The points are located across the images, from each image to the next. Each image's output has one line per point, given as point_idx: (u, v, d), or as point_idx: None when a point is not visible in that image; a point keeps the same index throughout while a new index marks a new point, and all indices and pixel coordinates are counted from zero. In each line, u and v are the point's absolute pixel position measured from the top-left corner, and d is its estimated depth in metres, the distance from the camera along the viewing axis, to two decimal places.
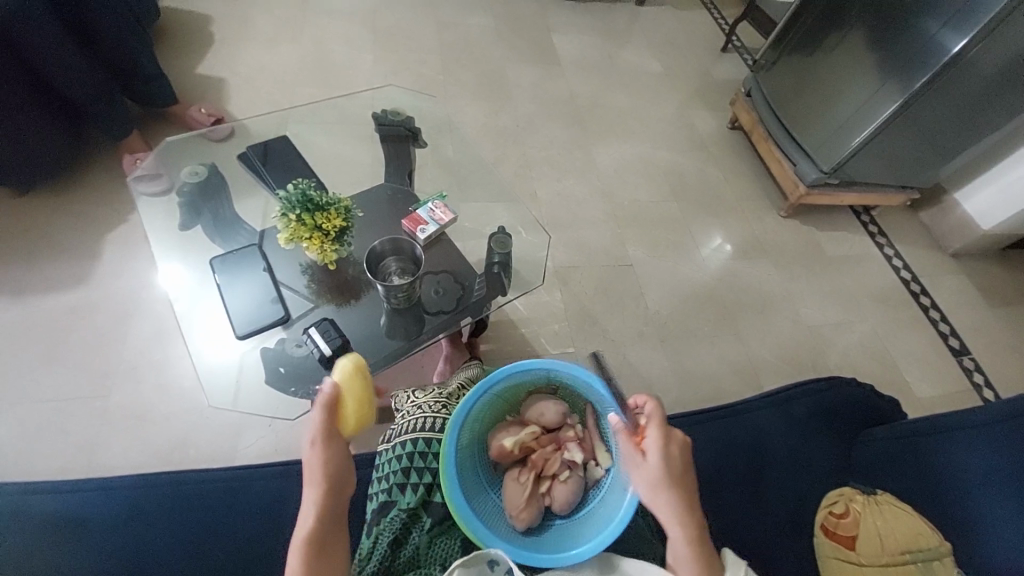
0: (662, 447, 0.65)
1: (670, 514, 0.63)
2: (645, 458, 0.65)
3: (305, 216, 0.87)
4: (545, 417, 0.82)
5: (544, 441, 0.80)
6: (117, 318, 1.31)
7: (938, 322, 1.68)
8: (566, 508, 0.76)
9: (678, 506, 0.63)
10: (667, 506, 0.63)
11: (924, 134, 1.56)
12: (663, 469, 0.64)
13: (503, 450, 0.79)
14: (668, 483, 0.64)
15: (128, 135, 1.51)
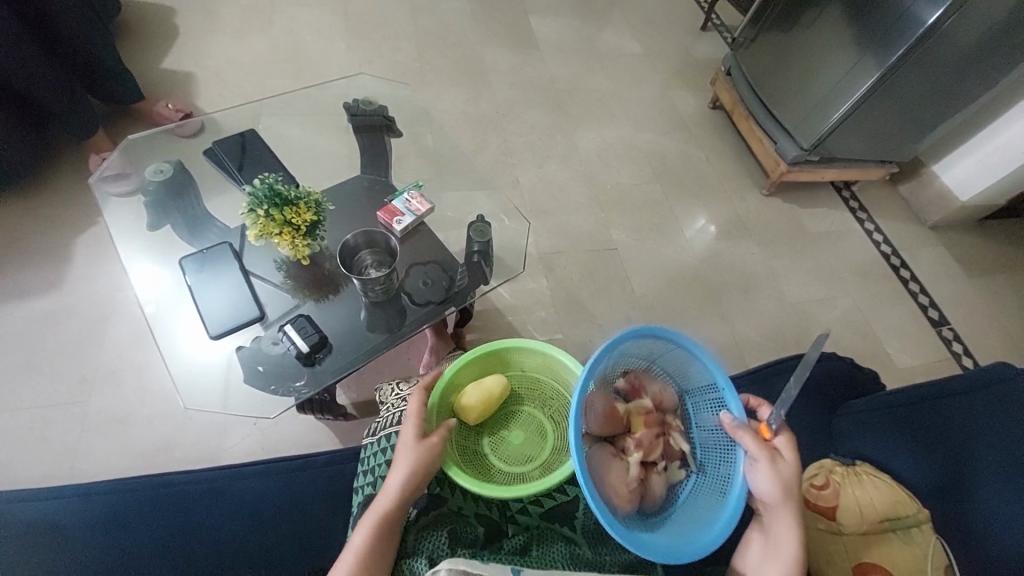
0: (791, 453, 0.72)
1: (791, 520, 0.69)
2: (781, 457, 0.71)
3: (273, 211, 0.85)
4: (658, 396, 0.81)
5: (650, 420, 0.79)
6: (92, 322, 1.28)
7: (918, 294, 1.71)
8: (652, 504, 0.76)
9: (796, 514, 0.69)
10: (793, 508, 0.69)
11: (902, 108, 1.57)
12: (790, 472, 0.70)
13: (611, 420, 0.77)
14: (793, 489, 0.70)
15: (94, 134, 1.46)
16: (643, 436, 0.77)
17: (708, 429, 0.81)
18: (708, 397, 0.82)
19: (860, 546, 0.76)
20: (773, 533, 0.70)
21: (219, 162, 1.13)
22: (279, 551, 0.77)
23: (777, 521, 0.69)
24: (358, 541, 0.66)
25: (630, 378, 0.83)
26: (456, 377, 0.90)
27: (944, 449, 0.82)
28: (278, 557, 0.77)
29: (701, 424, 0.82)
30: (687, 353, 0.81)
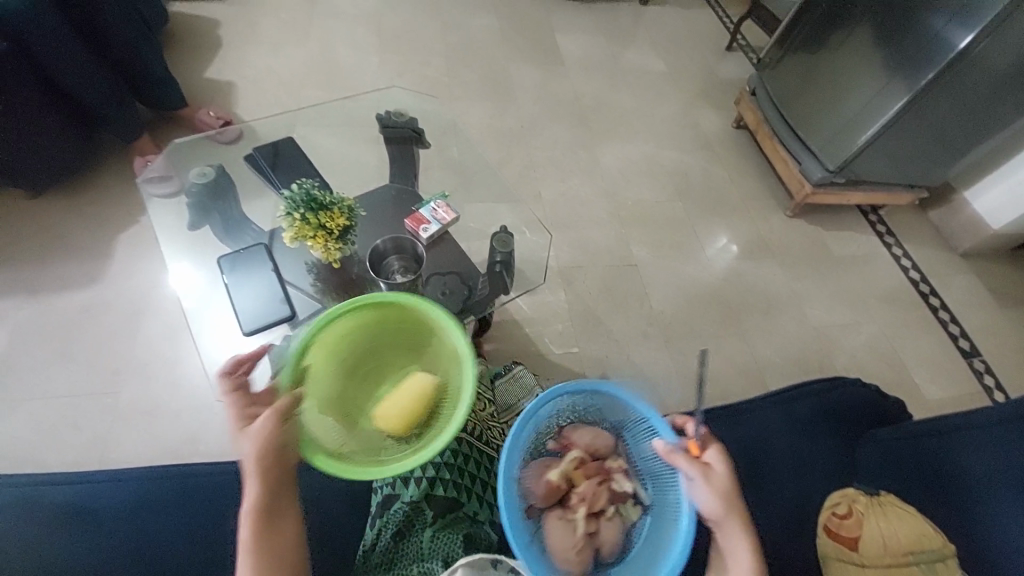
0: (722, 460, 0.70)
1: (739, 535, 0.67)
2: (711, 470, 0.69)
3: (309, 215, 0.88)
4: (590, 442, 0.79)
5: (588, 471, 0.78)
6: (127, 316, 1.33)
7: (947, 323, 1.66)
8: (614, 553, 0.73)
9: (745, 526, 0.67)
10: (734, 517, 0.67)
11: (932, 132, 1.54)
12: (726, 482, 0.68)
13: (549, 487, 0.75)
14: (733, 498, 0.68)
15: (139, 138, 1.54)
16: (587, 490, 0.76)
17: (646, 456, 0.79)
18: (638, 427, 0.79)
19: None
20: (727, 552, 0.67)
21: (258, 168, 1.18)
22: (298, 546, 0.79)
23: (726, 536, 0.67)
24: (241, 545, 0.63)
25: (559, 434, 0.81)
26: (320, 357, 0.78)
27: (956, 476, 0.82)
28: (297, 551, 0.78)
29: (646, 456, 0.79)
30: (612, 400, 0.79)
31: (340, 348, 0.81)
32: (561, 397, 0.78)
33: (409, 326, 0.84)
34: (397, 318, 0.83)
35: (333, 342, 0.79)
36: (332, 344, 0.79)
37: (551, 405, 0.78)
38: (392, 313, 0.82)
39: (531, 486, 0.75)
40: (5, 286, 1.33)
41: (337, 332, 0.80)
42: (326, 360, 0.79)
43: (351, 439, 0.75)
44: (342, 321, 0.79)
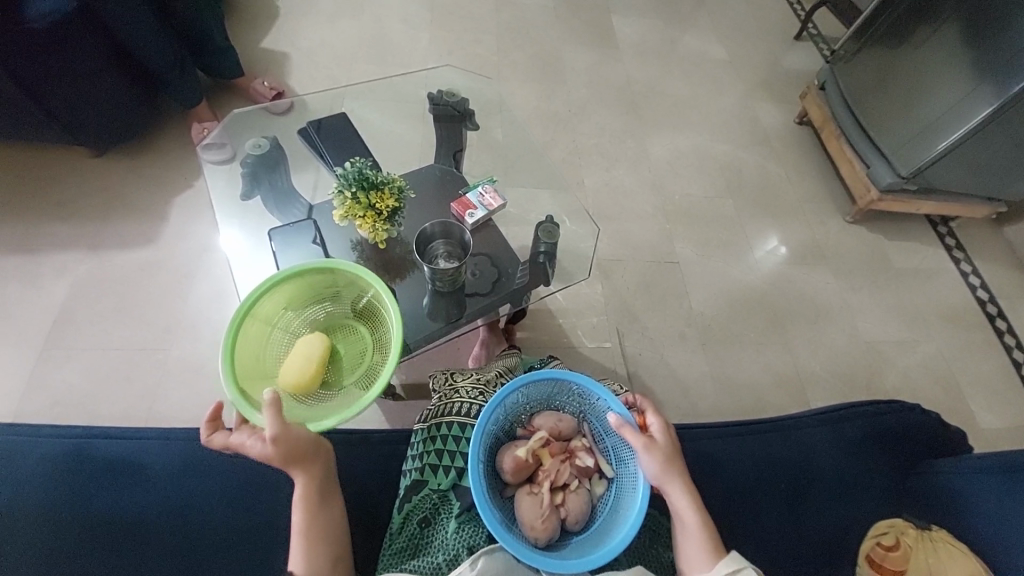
0: (664, 430, 0.71)
1: (683, 497, 0.67)
2: (659, 440, 0.70)
3: (360, 194, 0.88)
4: (554, 424, 0.77)
5: (554, 449, 0.75)
6: (179, 277, 1.39)
7: (1013, 349, 1.53)
8: (579, 522, 0.72)
9: (687, 488, 0.67)
10: (681, 485, 0.67)
11: (1020, 144, 1.40)
12: (668, 450, 0.69)
13: (517, 463, 0.73)
14: (676, 464, 0.69)
15: (198, 104, 1.58)
16: (552, 465, 0.74)
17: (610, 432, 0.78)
18: (599, 408, 0.78)
19: None
20: (676, 514, 0.67)
21: (311, 142, 1.18)
22: None
23: (674, 500, 0.67)
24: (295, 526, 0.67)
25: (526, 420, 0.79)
26: (252, 382, 0.77)
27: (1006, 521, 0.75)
28: None
29: (609, 433, 0.78)
30: (575, 386, 0.78)
31: (257, 366, 0.80)
32: (524, 385, 0.77)
33: (289, 302, 0.85)
34: (273, 308, 0.83)
35: (247, 363, 0.78)
36: (248, 367, 0.79)
37: (521, 390, 0.77)
38: (263, 310, 0.81)
39: (499, 462, 0.74)
40: (70, 241, 1.41)
41: (243, 355, 0.78)
42: (258, 380, 0.79)
43: (338, 398, 0.80)
44: (238, 346, 0.78)
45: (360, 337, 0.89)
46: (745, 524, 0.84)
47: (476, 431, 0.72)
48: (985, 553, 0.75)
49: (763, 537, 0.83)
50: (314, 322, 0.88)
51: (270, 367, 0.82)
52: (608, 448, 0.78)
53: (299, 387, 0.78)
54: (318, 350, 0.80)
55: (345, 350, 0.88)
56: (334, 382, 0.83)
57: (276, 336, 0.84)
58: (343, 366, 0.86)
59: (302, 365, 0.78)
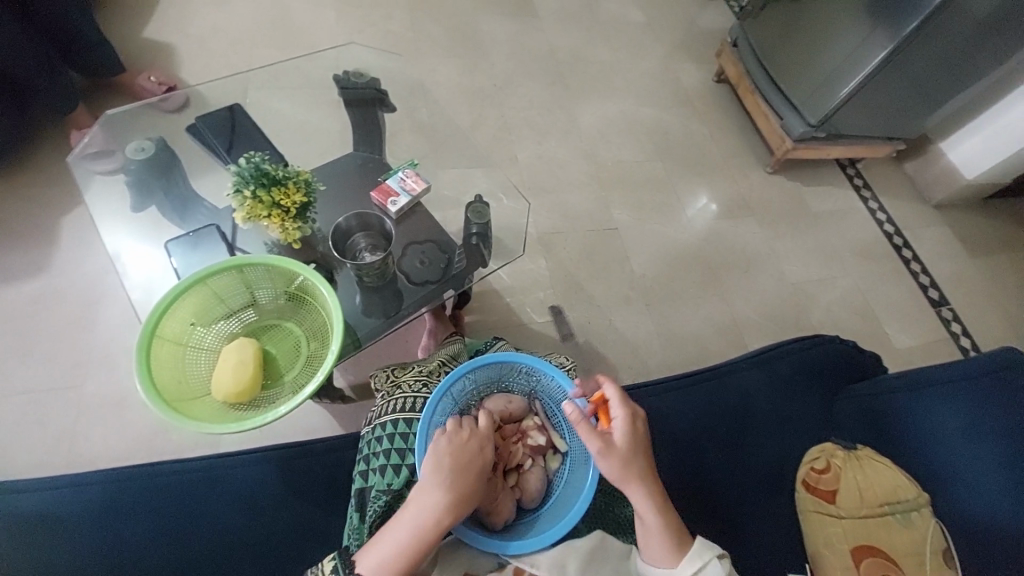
0: (629, 429, 0.66)
1: (644, 497, 0.65)
2: (614, 442, 0.65)
3: (261, 192, 0.80)
4: (504, 407, 0.76)
5: (506, 433, 0.75)
6: (83, 305, 1.25)
7: (919, 274, 1.69)
8: (535, 500, 0.73)
9: (648, 489, 0.65)
10: (640, 490, 0.64)
11: (910, 82, 1.51)
12: (629, 453, 0.65)
13: None
14: (640, 465, 0.65)
15: (75, 109, 1.39)
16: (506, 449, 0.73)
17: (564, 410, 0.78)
18: (548, 387, 0.79)
19: (858, 528, 0.77)
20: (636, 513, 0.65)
21: (203, 140, 1.08)
22: (278, 539, 0.76)
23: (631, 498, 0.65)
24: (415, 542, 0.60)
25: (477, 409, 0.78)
26: (185, 404, 0.69)
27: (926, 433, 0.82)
28: (278, 544, 0.76)
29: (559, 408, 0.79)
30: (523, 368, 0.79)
31: (183, 388, 0.71)
32: (468, 373, 0.77)
33: (196, 318, 0.76)
34: (180, 328, 0.74)
35: (171, 386, 0.70)
36: (176, 391, 0.70)
37: (466, 379, 0.77)
38: (170, 331, 0.73)
39: None
40: None
41: (163, 379, 0.69)
42: (189, 401, 0.70)
43: (284, 393, 0.75)
44: (155, 372, 0.69)
45: (289, 332, 0.82)
46: (694, 474, 0.89)
47: (421, 426, 0.71)
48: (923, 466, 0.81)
49: (712, 481, 0.88)
50: (232, 336, 0.80)
51: (197, 388, 0.73)
52: (562, 425, 0.78)
53: (235, 392, 0.71)
54: (245, 351, 0.73)
55: (277, 351, 0.80)
56: (274, 381, 0.77)
57: (194, 357, 0.75)
58: (281, 364, 0.79)
59: (233, 370, 0.71)
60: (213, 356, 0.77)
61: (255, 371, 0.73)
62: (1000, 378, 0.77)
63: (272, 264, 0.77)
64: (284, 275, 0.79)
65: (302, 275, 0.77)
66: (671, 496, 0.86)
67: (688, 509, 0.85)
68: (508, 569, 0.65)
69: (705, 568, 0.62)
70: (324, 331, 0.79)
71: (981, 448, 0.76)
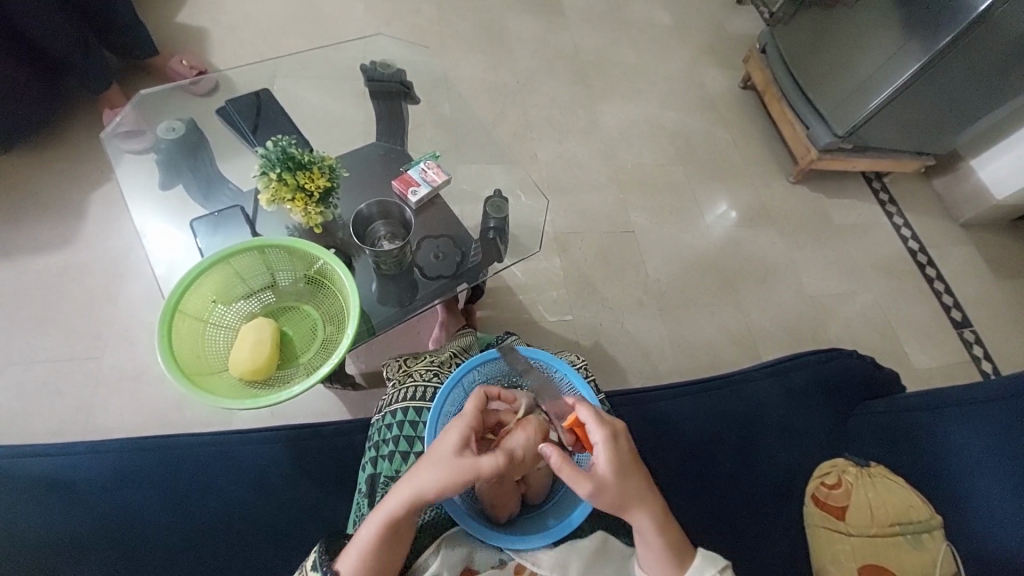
0: (612, 455, 0.61)
1: (642, 518, 0.62)
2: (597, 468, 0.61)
3: (286, 175, 0.82)
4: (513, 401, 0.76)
5: None
6: (107, 280, 1.28)
7: (942, 293, 1.65)
8: (540, 496, 0.73)
9: (646, 508, 0.62)
10: (636, 512, 0.61)
11: (944, 97, 1.47)
12: (618, 481, 0.60)
13: None
14: (631, 491, 0.61)
15: (109, 89, 1.43)
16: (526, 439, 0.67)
17: None
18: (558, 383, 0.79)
19: (865, 546, 0.76)
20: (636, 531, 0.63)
21: (229, 124, 1.10)
22: (283, 517, 0.77)
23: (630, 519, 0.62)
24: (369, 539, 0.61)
25: None
26: (203, 378, 0.70)
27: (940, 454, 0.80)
28: (282, 522, 0.77)
29: None
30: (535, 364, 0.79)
31: (201, 363, 0.73)
32: (480, 367, 0.78)
33: (216, 295, 0.78)
34: (201, 304, 0.76)
35: (190, 360, 0.71)
36: (195, 365, 0.71)
37: (478, 372, 0.78)
38: (191, 306, 0.74)
39: None
40: None
41: (183, 352, 0.71)
42: (206, 375, 0.72)
43: (299, 373, 0.76)
44: (175, 345, 0.70)
45: (306, 315, 0.83)
46: (700, 481, 0.88)
47: (431, 416, 0.72)
48: (935, 487, 0.79)
49: (719, 490, 0.87)
50: (250, 315, 0.81)
51: (215, 364, 0.74)
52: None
53: (252, 369, 0.72)
54: (263, 330, 0.74)
55: (293, 332, 0.82)
56: (289, 361, 0.78)
57: (213, 333, 0.77)
58: (296, 345, 0.80)
59: (251, 348, 0.72)
60: (231, 333, 0.79)
61: (273, 350, 0.74)
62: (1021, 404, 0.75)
63: (293, 247, 0.78)
64: (305, 259, 0.80)
65: (322, 259, 0.79)
66: (676, 501, 0.86)
67: (693, 515, 0.85)
68: (509, 566, 0.66)
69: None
70: (341, 315, 0.80)
71: (999, 472, 0.73)
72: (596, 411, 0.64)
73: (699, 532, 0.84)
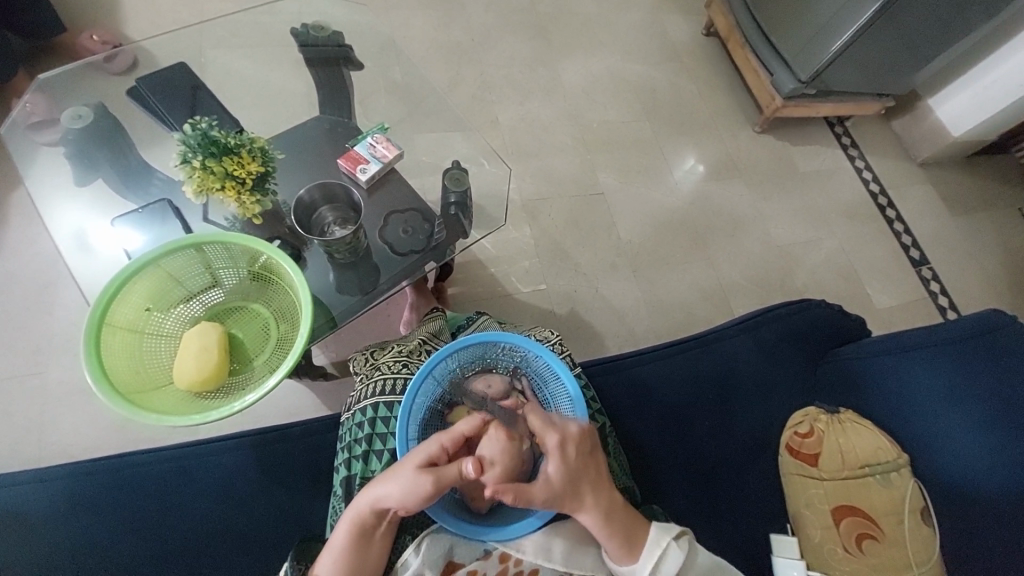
0: (561, 462, 0.61)
1: (591, 517, 0.63)
2: (547, 476, 0.61)
3: (210, 162, 0.73)
4: (485, 390, 0.74)
5: None
6: (40, 288, 1.17)
7: (901, 234, 1.69)
8: None
9: (595, 507, 0.63)
10: (585, 512, 0.63)
11: (903, 36, 1.45)
12: (567, 484, 0.61)
13: None
14: (581, 492, 0.62)
15: (12, 73, 1.26)
16: (508, 454, 0.63)
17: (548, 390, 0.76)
18: (533, 365, 0.77)
19: (838, 490, 0.78)
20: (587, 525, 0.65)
21: (149, 106, 0.98)
22: (258, 525, 0.74)
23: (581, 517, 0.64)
24: (336, 542, 0.62)
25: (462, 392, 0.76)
26: (146, 396, 0.65)
27: (906, 398, 0.82)
28: (257, 531, 0.74)
29: (547, 386, 0.76)
30: (507, 347, 0.76)
31: (143, 379, 0.67)
32: (450, 356, 0.74)
33: (150, 305, 0.71)
34: (134, 314, 0.70)
35: (128, 378, 0.66)
36: (134, 382, 0.66)
37: (449, 361, 0.74)
38: (122, 319, 0.68)
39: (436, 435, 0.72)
40: None
41: (119, 371, 0.65)
42: (150, 392, 0.66)
43: (253, 379, 0.71)
44: (109, 364, 0.65)
45: (256, 315, 0.77)
46: (677, 443, 0.89)
47: (402, 415, 0.70)
48: (898, 428, 0.82)
49: (698, 452, 0.89)
50: (194, 320, 0.75)
51: (159, 378, 0.69)
52: (549, 400, 0.76)
53: (198, 381, 0.67)
54: (207, 337, 0.69)
55: (243, 334, 0.76)
56: (243, 366, 0.73)
57: (152, 345, 0.71)
58: (249, 348, 0.75)
59: (194, 359, 0.67)
60: (174, 342, 0.73)
61: (221, 357, 0.68)
62: (976, 343, 0.79)
63: (230, 244, 0.71)
64: (246, 254, 0.74)
65: (265, 253, 0.72)
66: (656, 464, 0.88)
67: (670, 477, 0.87)
68: (493, 555, 0.66)
69: (665, 554, 0.64)
70: (293, 312, 0.74)
71: (963, 412, 0.76)
72: (548, 416, 0.63)
73: (679, 493, 0.86)
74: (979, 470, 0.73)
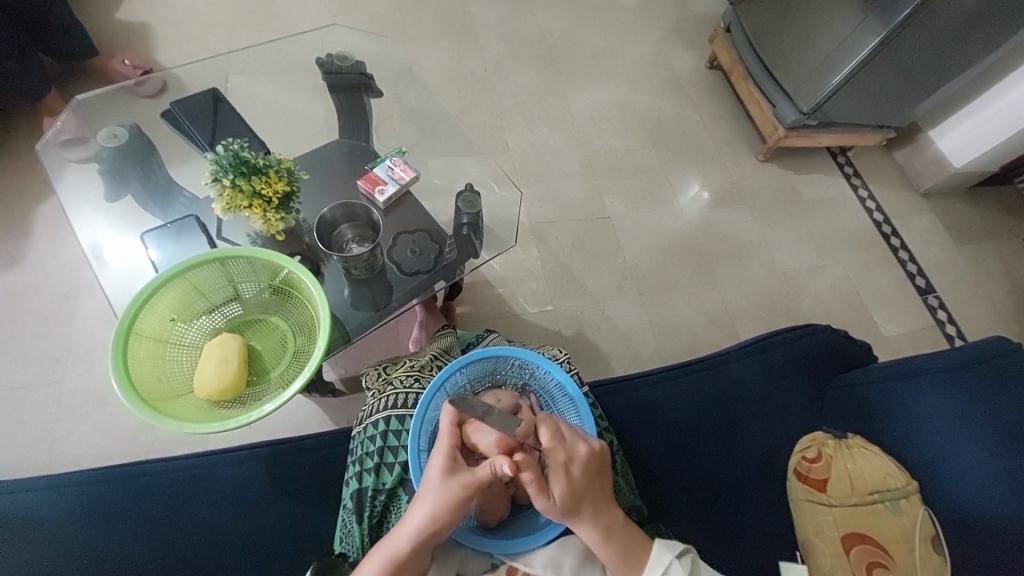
0: (566, 478, 0.61)
1: (591, 531, 0.63)
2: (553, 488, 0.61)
3: (240, 181, 0.77)
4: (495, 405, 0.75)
5: None
6: (60, 299, 1.20)
7: (906, 262, 1.70)
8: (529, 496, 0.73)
9: (594, 522, 0.63)
10: (585, 526, 0.63)
11: (903, 70, 1.50)
12: (570, 498, 0.61)
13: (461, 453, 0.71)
14: (584, 506, 0.62)
15: (47, 94, 1.33)
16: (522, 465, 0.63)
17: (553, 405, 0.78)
18: (541, 382, 0.79)
19: (847, 516, 0.77)
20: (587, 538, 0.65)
21: (181, 127, 1.03)
22: (266, 537, 0.74)
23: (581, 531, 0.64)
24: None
25: None
26: (167, 403, 0.67)
27: (916, 425, 0.82)
28: (265, 542, 0.74)
29: (554, 402, 0.78)
30: (519, 363, 0.79)
31: (164, 386, 0.69)
32: (461, 370, 0.76)
33: (176, 313, 0.74)
34: (159, 324, 0.72)
35: (150, 384, 0.67)
36: (155, 388, 0.68)
37: (461, 374, 0.76)
38: (147, 327, 0.70)
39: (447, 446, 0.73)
40: None
41: (142, 377, 0.67)
42: (170, 399, 0.68)
43: (269, 390, 0.72)
44: (133, 371, 0.67)
45: (274, 327, 0.80)
46: (684, 465, 0.89)
47: (414, 427, 0.71)
48: (907, 453, 0.82)
49: (706, 474, 0.88)
50: (214, 332, 0.77)
51: (179, 387, 0.71)
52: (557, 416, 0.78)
53: (216, 390, 0.68)
54: (227, 347, 0.71)
55: (261, 346, 0.78)
56: (260, 376, 0.75)
57: (174, 354, 0.73)
58: (267, 360, 0.77)
59: (214, 369, 0.69)
60: (194, 352, 0.75)
61: (240, 368, 0.70)
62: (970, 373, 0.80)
63: (256, 258, 0.75)
64: (267, 267, 0.76)
65: (286, 268, 0.75)
66: (662, 484, 0.88)
67: (677, 499, 0.86)
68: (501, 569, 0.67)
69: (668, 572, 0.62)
70: (310, 326, 0.76)
71: (972, 438, 0.76)
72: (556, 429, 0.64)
73: (686, 515, 0.85)
74: (988, 498, 0.72)
